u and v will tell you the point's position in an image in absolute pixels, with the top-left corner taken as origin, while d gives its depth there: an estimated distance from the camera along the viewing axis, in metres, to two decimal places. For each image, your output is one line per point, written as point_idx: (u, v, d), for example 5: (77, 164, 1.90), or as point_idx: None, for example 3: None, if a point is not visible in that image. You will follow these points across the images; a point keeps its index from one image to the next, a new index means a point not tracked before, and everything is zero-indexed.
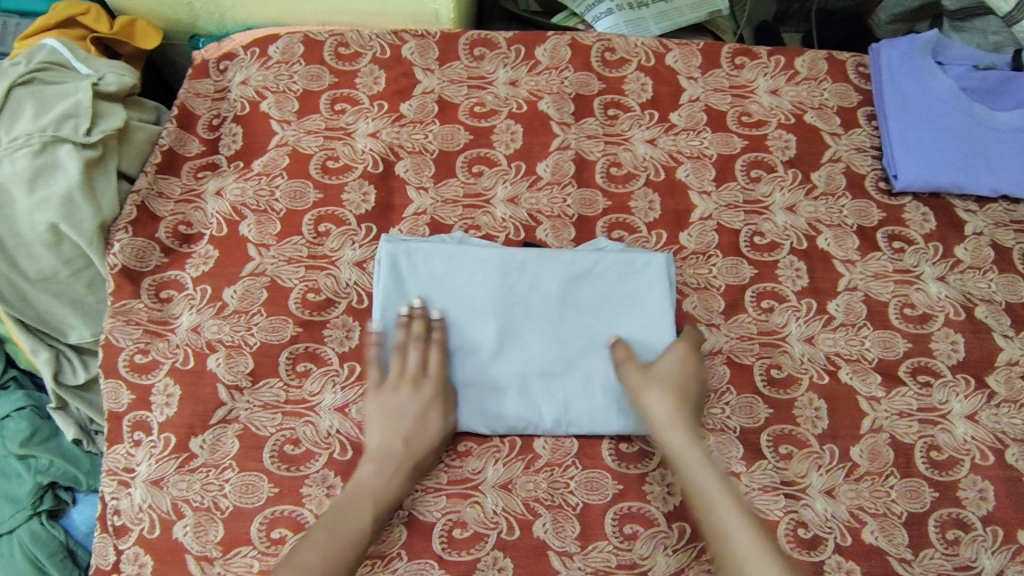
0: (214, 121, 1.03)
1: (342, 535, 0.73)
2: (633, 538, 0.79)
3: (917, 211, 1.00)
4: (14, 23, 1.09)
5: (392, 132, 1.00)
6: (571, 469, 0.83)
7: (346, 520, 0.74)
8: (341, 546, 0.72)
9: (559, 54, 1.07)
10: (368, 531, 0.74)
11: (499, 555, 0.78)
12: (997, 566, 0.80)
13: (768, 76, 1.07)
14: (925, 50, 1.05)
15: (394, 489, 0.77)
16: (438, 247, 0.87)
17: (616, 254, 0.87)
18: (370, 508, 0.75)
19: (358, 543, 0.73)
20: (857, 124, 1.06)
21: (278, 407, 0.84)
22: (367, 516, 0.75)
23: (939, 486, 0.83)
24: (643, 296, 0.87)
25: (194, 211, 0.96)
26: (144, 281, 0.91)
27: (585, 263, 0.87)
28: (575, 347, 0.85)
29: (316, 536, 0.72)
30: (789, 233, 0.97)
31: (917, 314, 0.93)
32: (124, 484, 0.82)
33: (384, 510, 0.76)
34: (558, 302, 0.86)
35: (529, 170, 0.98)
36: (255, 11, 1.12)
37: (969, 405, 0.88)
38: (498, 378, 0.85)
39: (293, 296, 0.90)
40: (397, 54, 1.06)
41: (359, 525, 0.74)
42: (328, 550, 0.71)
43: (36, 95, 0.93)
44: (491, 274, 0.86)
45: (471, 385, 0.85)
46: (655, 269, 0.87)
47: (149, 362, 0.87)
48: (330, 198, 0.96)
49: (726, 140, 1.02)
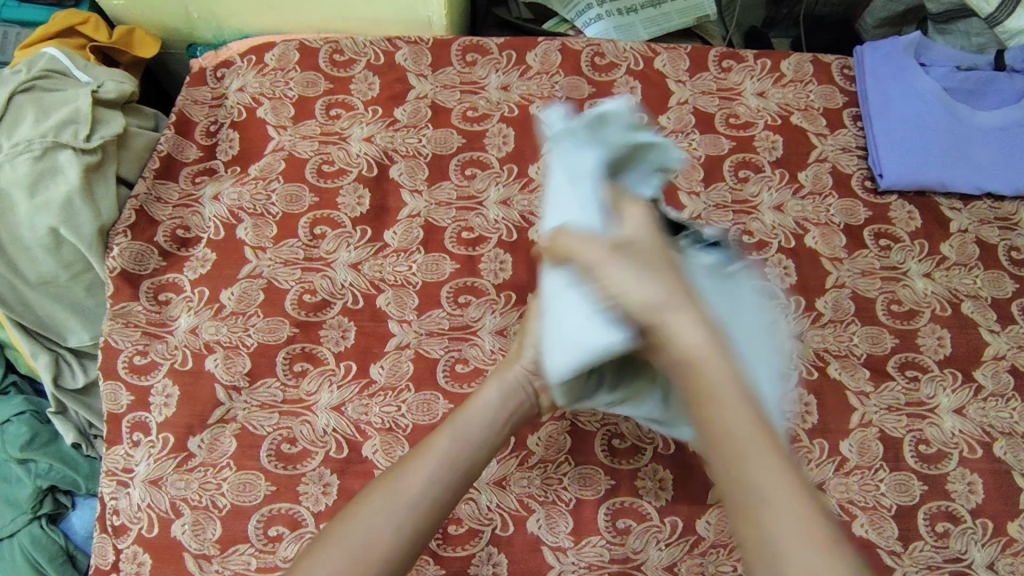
0: (211, 127, 1.05)
1: (422, 468, 0.64)
2: (626, 532, 0.80)
3: (903, 209, 1.01)
4: (14, 32, 1.11)
5: (386, 136, 1.02)
6: (564, 464, 0.84)
7: (423, 453, 0.66)
8: (423, 482, 0.63)
9: (549, 59, 1.09)
10: (456, 458, 0.66)
11: (494, 551, 0.80)
12: (988, 558, 0.81)
13: (755, 79, 1.10)
14: (907, 52, 1.08)
15: (475, 417, 0.70)
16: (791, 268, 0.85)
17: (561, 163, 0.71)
18: (444, 436, 0.67)
19: (445, 473, 0.65)
20: (843, 125, 1.07)
21: (275, 406, 0.85)
22: (446, 444, 0.67)
23: (928, 480, 0.85)
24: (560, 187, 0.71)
25: (192, 215, 0.98)
26: (142, 284, 0.93)
27: None
28: None
29: (391, 476, 0.64)
30: (777, 232, 0.98)
31: (904, 310, 0.94)
32: (122, 484, 0.83)
33: (472, 438, 0.69)
34: None
35: (521, 173, 1.00)
36: (251, 20, 1.14)
37: (957, 399, 0.89)
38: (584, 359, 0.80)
39: (290, 298, 0.91)
40: (390, 60, 1.08)
41: (437, 455, 0.66)
42: (406, 483, 0.63)
43: (36, 102, 0.95)
44: None
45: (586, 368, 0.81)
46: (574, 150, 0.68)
47: (148, 363, 0.88)
48: (325, 202, 0.97)
49: (714, 142, 1.04)
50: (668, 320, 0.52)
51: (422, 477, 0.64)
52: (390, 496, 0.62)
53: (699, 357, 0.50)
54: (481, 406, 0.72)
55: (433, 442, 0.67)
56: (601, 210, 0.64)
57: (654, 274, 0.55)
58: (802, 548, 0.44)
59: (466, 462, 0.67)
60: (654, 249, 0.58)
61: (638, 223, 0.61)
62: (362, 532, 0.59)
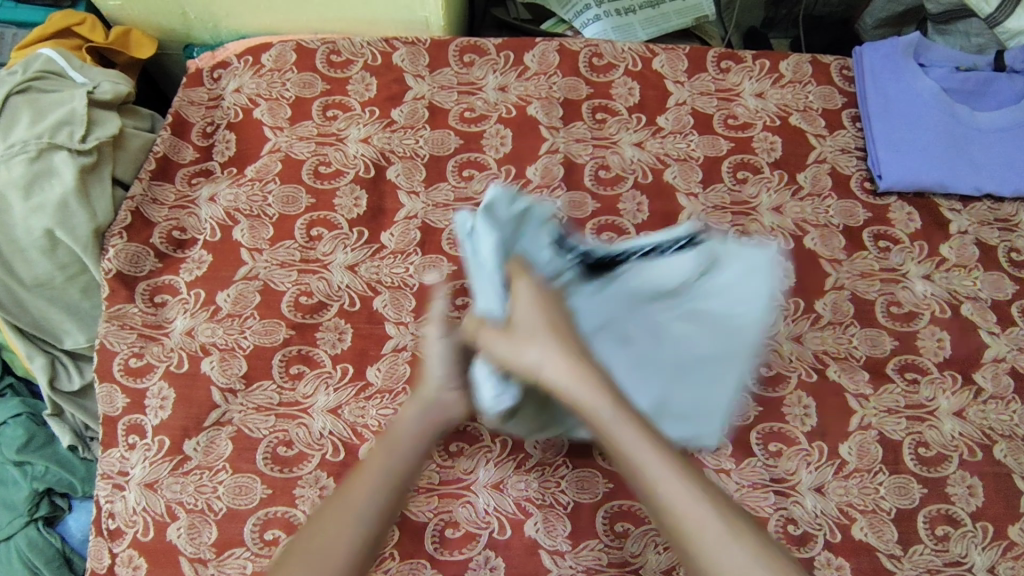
0: (207, 128, 1.05)
1: (362, 495, 0.62)
2: (624, 536, 0.80)
3: (902, 211, 1.01)
4: (11, 34, 1.10)
5: (383, 137, 1.02)
6: (561, 468, 0.84)
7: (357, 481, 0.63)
8: (366, 508, 0.61)
9: (547, 59, 1.09)
10: (396, 474, 0.64)
11: (491, 555, 0.79)
12: (988, 561, 0.80)
13: (754, 79, 1.09)
14: (907, 53, 1.08)
15: (407, 431, 0.68)
16: (744, 253, 0.81)
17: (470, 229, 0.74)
18: (375, 455, 0.66)
19: (383, 493, 0.62)
20: (842, 126, 1.07)
21: (271, 409, 0.85)
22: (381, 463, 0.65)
23: (928, 483, 0.84)
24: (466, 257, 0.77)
25: (188, 217, 0.97)
26: (138, 286, 0.92)
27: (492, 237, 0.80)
28: None
29: (331, 509, 0.61)
30: (776, 233, 0.98)
31: (903, 312, 0.94)
32: (118, 487, 0.83)
33: (410, 450, 0.67)
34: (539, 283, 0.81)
35: (519, 174, 1.00)
36: (248, 20, 1.14)
37: (956, 401, 0.89)
38: None
39: (286, 300, 0.91)
40: (387, 61, 1.08)
41: (368, 475, 0.63)
42: (347, 516, 0.60)
43: (31, 103, 0.94)
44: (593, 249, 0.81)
45: None
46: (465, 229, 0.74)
47: (143, 366, 0.88)
48: (322, 203, 0.97)
49: (713, 143, 1.04)
50: (544, 372, 0.62)
51: (365, 502, 0.61)
52: (339, 528, 0.60)
53: (579, 393, 0.60)
54: (411, 419, 0.69)
55: (366, 467, 0.64)
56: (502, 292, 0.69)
57: (537, 345, 0.62)
58: (726, 559, 0.53)
59: (405, 477, 0.64)
60: (534, 313, 0.64)
61: (526, 300, 0.65)
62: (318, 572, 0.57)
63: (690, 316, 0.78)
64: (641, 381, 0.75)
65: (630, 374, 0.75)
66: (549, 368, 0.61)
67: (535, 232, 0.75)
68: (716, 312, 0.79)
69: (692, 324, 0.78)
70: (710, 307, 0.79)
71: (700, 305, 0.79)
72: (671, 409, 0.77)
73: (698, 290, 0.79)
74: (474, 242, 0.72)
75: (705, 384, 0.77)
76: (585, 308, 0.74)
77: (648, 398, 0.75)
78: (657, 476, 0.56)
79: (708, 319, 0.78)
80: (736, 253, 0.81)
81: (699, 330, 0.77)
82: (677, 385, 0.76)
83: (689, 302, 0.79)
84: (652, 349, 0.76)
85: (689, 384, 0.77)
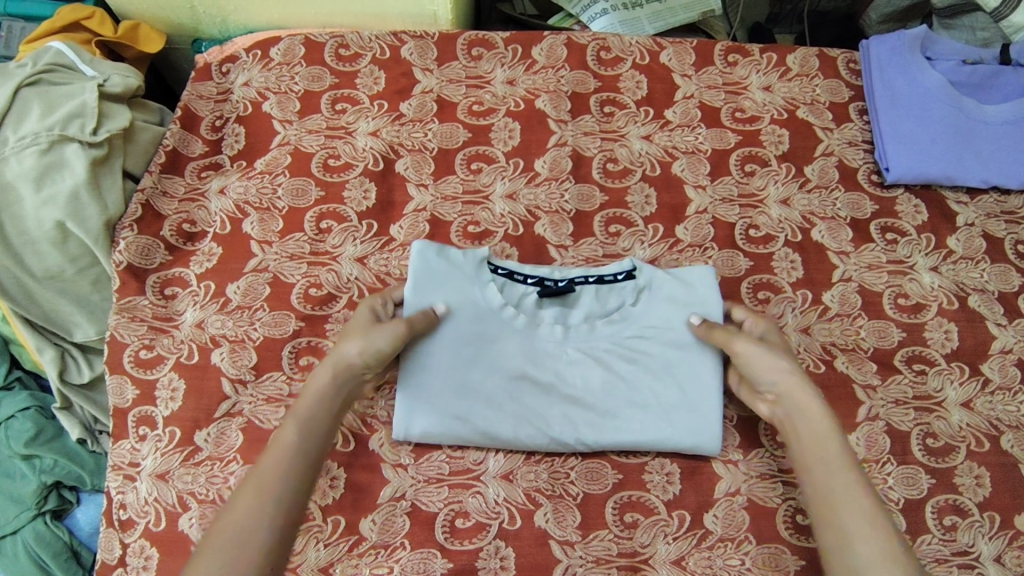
0: (216, 122, 1.05)
1: (275, 463, 0.71)
2: (633, 526, 0.80)
3: (909, 203, 1.01)
4: (19, 27, 1.11)
5: (392, 131, 1.02)
6: (570, 459, 0.84)
7: (273, 449, 0.72)
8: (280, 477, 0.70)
9: (555, 53, 1.09)
10: (302, 449, 0.72)
11: (501, 545, 0.79)
12: (995, 551, 0.81)
13: (761, 72, 1.09)
14: (914, 45, 1.07)
15: (311, 407, 0.76)
16: (675, 278, 0.88)
17: (433, 271, 0.87)
18: (291, 431, 0.73)
19: (298, 462, 0.71)
20: (849, 119, 1.07)
21: (282, 400, 0.86)
22: (290, 438, 0.73)
23: (936, 473, 0.84)
24: (428, 294, 0.86)
25: (198, 210, 0.98)
26: (149, 278, 0.93)
27: (446, 273, 0.87)
28: (496, 369, 0.84)
29: (251, 478, 0.70)
30: (783, 226, 0.98)
31: (911, 304, 0.94)
32: (129, 478, 0.83)
33: (311, 430, 0.74)
34: (494, 319, 0.86)
35: (528, 167, 1.00)
36: (256, 14, 1.14)
37: (964, 392, 0.89)
38: (533, 396, 0.85)
39: (296, 292, 0.91)
40: (396, 54, 1.08)
41: (291, 428, 0.74)
42: (262, 492, 0.69)
43: (43, 96, 0.94)
44: (532, 289, 0.90)
45: (539, 403, 0.84)
46: (424, 271, 0.87)
47: (154, 357, 0.88)
48: (331, 196, 0.97)
49: (720, 135, 1.04)
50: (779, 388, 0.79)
51: (278, 474, 0.70)
52: (252, 505, 0.68)
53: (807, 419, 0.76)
54: (310, 400, 0.76)
55: (280, 439, 0.73)
56: (470, 343, 0.85)
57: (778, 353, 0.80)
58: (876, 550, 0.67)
59: (312, 448, 0.73)
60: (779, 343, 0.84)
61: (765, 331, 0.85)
62: (231, 545, 0.65)
63: (639, 333, 0.86)
64: (607, 397, 0.85)
65: (597, 392, 0.85)
66: (790, 390, 0.78)
67: (483, 269, 0.88)
68: (664, 330, 0.86)
69: (640, 343, 0.86)
70: (656, 329, 0.86)
71: (645, 328, 0.87)
72: (643, 422, 0.83)
73: (641, 313, 0.87)
74: (436, 282, 0.87)
75: (666, 398, 0.84)
76: (546, 337, 0.87)
77: (622, 411, 0.84)
78: (846, 499, 0.71)
79: (657, 339, 0.86)
80: (669, 280, 0.88)
81: (651, 347, 0.86)
82: (644, 399, 0.84)
83: (637, 325, 0.87)
84: (606, 369, 0.86)
85: (656, 395, 0.84)
